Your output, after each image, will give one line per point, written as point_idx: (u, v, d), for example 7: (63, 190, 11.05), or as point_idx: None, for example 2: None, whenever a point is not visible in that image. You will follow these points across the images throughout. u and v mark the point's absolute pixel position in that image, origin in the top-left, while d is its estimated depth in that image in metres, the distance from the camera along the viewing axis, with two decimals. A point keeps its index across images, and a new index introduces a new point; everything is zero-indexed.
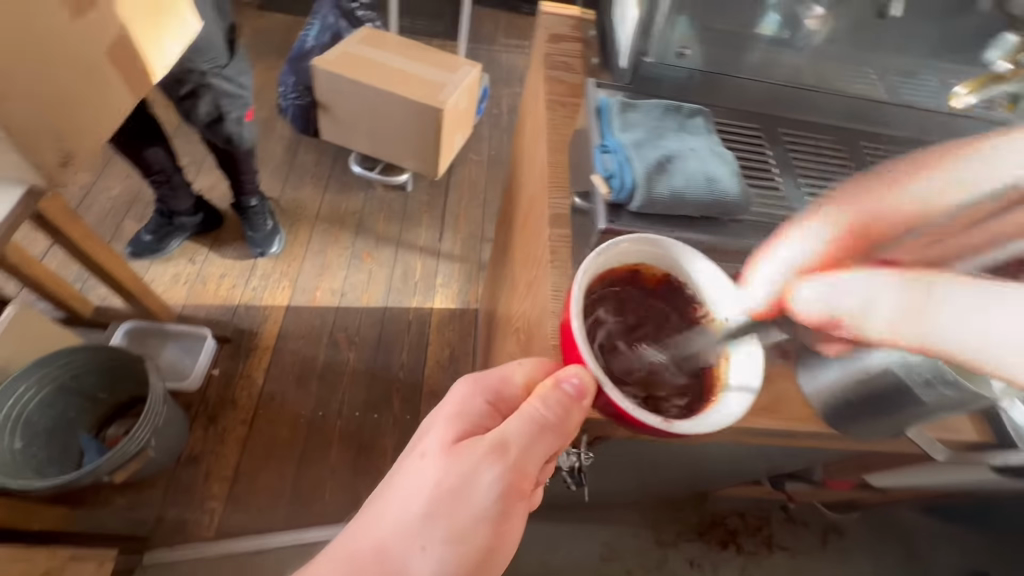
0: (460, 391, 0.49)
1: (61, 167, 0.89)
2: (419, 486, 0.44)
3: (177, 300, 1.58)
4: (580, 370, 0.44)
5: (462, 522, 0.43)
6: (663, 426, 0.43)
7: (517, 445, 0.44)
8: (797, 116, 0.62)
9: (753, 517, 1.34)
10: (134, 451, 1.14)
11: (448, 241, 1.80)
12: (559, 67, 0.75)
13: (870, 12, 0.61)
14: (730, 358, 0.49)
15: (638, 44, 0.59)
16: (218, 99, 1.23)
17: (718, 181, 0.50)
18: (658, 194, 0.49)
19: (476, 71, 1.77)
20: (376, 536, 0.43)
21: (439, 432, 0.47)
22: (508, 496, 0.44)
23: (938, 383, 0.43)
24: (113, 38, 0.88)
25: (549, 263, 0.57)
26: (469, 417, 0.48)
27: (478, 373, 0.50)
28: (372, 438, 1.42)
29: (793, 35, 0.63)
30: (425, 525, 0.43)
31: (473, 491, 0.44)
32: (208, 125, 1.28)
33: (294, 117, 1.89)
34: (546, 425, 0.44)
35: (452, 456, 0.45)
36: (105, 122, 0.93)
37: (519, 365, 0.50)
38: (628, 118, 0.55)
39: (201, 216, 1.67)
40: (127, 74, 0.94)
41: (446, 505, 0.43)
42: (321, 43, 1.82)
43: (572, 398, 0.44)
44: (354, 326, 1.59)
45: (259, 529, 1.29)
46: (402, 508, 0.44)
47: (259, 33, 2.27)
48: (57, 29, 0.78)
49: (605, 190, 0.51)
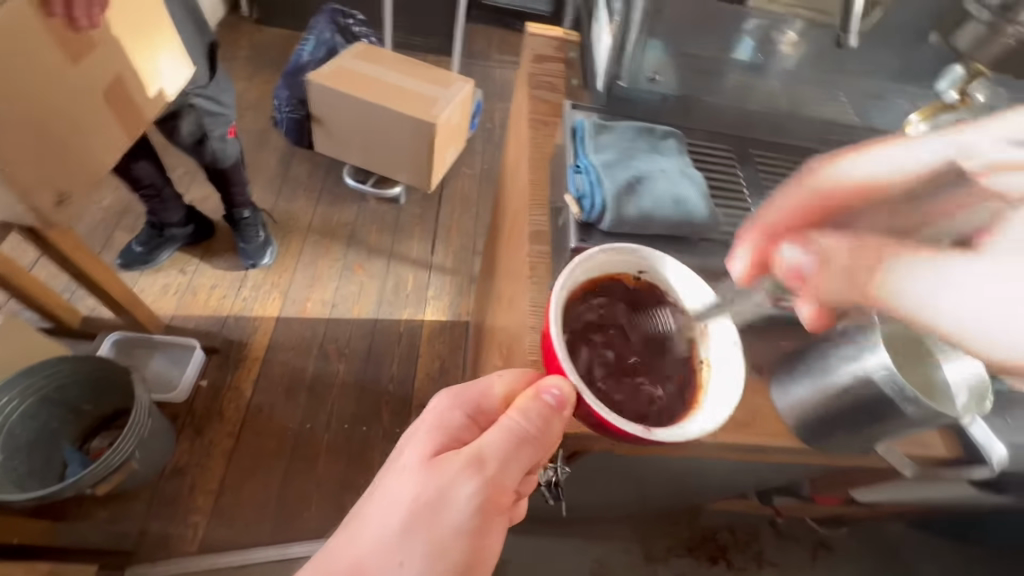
0: (440, 405, 0.50)
1: (57, 207, 0.91)
2: (397, 499, 0.43)
3: (166, 310, 1.58)
4: (560, 381, 0.45)
5: (440, 537, 0.42)
6: (644, 434, 0.43)
7: (496, 457, 0.44)
8: (770, 138, 0.65)
9: (742, 532, 1.33)
10: (117, 463, 1.13)
11: (440, 253, 1.81)
12: (543, 87, 0.77)
13: (829, 41, 0.62)
14: (711, 366, 0.49)
15: (612, 68, 0.61)
16: (199, 118, 1.24)
17: (686, 203, 0.52)
18: (627, 214, 0.50)
19: (469, 87, 1.80)
20: (352, 551, 0.42)
21: (418, 447, 0.47)
22: (487, 510, 0.44)
23: (900, 398, 0.44)
24: (107, 80, 0.91)
25: (527, 278, 0.58)
26: (449, 429, 0.48)
27: (458, 387, 0.50)
28: (360, 452, 1.41)
29: (766, 60, 0.65)
30: (403, 540, 0.42)
31: (452, 505, 0.43)
32: (191, 146, 1.29)
33: (288, 130, 1.90)
34: (525, 436, 0.44)
35: (431, 469, 0.44)
36: (102, 163, 0.96)
37: (499, 377, 0.50)
38: (601, 139, 0.57)
39: (193, 227, 1.68)
40: (123, 117, 0.97)
41: (425, 518, 0.42)
42: (316, 58, 1.84)
43: (552, 408, 0.44)
44: (344, 338, 1.59)
45: (242, 544, 1.27)
46: (379, 521, 0.43)
47: (256, 47, 2.30)
48: (54, 72, 0.82)
49: (576, 210, 0.52)
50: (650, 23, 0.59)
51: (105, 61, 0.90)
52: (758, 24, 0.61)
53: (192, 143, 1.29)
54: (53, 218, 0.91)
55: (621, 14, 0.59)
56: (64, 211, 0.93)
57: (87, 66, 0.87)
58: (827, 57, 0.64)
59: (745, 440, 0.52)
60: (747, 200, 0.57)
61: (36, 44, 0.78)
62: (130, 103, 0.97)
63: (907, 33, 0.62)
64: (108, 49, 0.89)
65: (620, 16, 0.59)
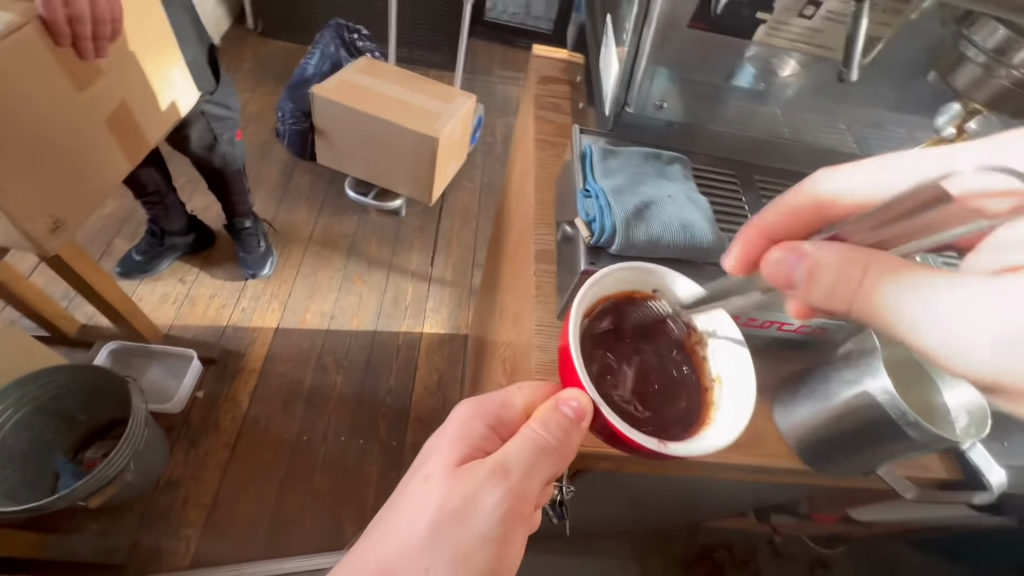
0: (461, 415, 0.50)
1: (51, 234, 0.88)
2: (423, 507, 0.44)
3: (164, 320, 1.57)
4: (579, 394, 0.45)
5: (465, 544, 0.43)
6: (657, 448, 0.43)
7: (518, 467, 0.45)
8: (773, 165, 0.66)
9: (739, 550, 1.33)
10: (112, 475, 1.12)
11: (440, 266, 1.82)
12: (548, 108, 0.78)
13: (832, 76, 0.63)
14: (722, 382, 0.49)
15: (621, 94, 0.63)
16: (209, 125, 1.26)
17: (693, 228, 0.53)
18: (636, 239, 0.51)
19: (471, 102, 1.82)
20: (379, 557, 0.43)
21: (443, 456, 0.48)
22: (511, 519, 0.44)
23: (902, 425, 0.45)
24: (114, 106, 0.91)
25: (534, 297, 0.59)
26: (471, 440, 0.49)
27: (478, 398, 0.51)
28: (356, 465, 1.40)
29: (768, 87, 0.66)
30: (430, 546, 0.43)
31: (477, 513, 0.44)
32: (202, 154, 1.31)
33: (291, 141, 1.92)
34: (546, 447, 0.45)
35: (457, 478, 0.45)
36: (101, 190, 0.95)
37: (519, 390, 0.51)
38: (609, 164, 0.58)
39: (193, 236, 1.68)
40: (124, 144, 0.97)
41: (450, 527, 0.43)
42: (320, 72, 1.86)
43: (570, 420, 0.44)
44: (343, 350, 1.59)
45: (235, 559, 1.25)
46: (407, 529, 0.44)
47: (260, 59, 2.33)
48: (61, 99, 0.81)
49: (587, 233, 0.53)
50: (658, 53, 0.60)
51: (111, 89, 0.90)
52: (757, 52, 0.61)
53: (203, 151, 1.30)
54: (47, 246, 0.88)
55: (631, 45, 0.60)
56: (57, 239, 0.90)
57: (94, 93, 0.86)
58: (829, 88, 0.65)
59: (748, 462, 0.53)
60: None
61: (47, 74, 0.77)
62: (133, 130, 0.97)
63: (907, 66, 0.61)
64: (116, 76, 0.89)
65: (631, 46, 0.61)
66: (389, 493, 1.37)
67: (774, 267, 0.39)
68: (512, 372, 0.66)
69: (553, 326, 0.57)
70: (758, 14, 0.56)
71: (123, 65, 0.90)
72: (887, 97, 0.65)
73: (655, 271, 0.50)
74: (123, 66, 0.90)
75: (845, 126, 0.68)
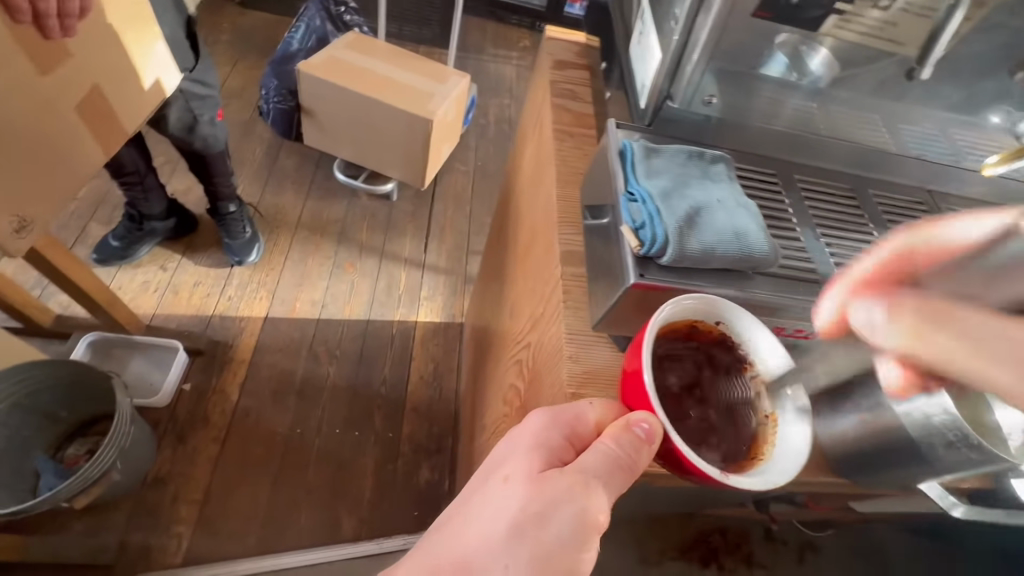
0: (537, 421, 0.47)
1: (15, 235, 0.81)
2: (503, 510, 0.43)
3: (147, 309, 1.50)
4: (649, 416, 0.43)
5: (543, 551, 0.42)
6: (720, 478, 0.42)
7: (596, 481, 0.44)
8: (810, 162, 0.63)
9: (733, 534, 1.25)
10: (97, 475, 1.07)
11: (433, 253, 1.77)
12: (564, 95, 0.74)
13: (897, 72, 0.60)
14: (778, 422, 0.47)
15: (665, 85, 0.59)
16: (188, 103, 1.17)
17: (746, 235, 0.49)
18: (689, 248, 0.48)
19: (466, 82, 1.74)
20: (460, 552, 0.42)
21: (520, 460, 0.46)
22: (588, 531, 0.43)
23: (962, 445, 0.43)
24: (85, 91, 0.83)
25: (562, 303, 0.56)
26: (548, 448, 0.46)
27: (554, 407, 0.48)
28: (352, 457, 1.37)
29: (800, 77, 0.61)
30: (508, 549, 0.42)
31: (556, 521, 0.43)
32: (181, 135, 1.23)
33: (276, 120, 1.82)
34: (622, 465, 0.43)
35: (537, 485, 0.44)
36: (70, 183, 0.86)
37: (591, 403, 0.48)
38: (652, 164, 0.55)
39: (175, 221, 1.59)
40: (99, 132, 0.88)
41: (530, 531, 0.42)
42: (306, 47, 1.76)
43: (641, 441, 0.43)
44: (335, 340, 1.54)
45: (229, 555, 1.21)
46: (486, 528, 0.43)
47: (239, 30, 2.20)
48: (21, 84, 0.73)
49: (634, 242, 0.49)
50: (712, 44, 0.55)
51: (80, 71, 0.81)
52: (788, 38, 0.57)
53: (182, 132, 1.22)
54: (9, 247, 0.80)
55: (680, 33, 0.56)
56: (23, 241, 0.83)
57: (59, 77, 0.78)
58: (892, 87, 0.62)
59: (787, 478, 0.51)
60: (796, 229, 0.56)
61: (5, 53, 0.69)
62: (107, 117, 0.88)
63: (950, 61, 0.58)
64: (87, 57, 0.81)
65: (678, 33, 0.56)
66: (385, 486, 1.34)
67: (860, 318, 0.35)
68: (532, 378, 0.64)
69: (583, 334, 0.54)
70: (833, 5, 0.53)
71: (97, 43, 0.82)
72: (948, 98, 0.63)
73: (724, 306, 0.48)
74: (101, 42, 0.82)
75: (894, 126, 0.64)
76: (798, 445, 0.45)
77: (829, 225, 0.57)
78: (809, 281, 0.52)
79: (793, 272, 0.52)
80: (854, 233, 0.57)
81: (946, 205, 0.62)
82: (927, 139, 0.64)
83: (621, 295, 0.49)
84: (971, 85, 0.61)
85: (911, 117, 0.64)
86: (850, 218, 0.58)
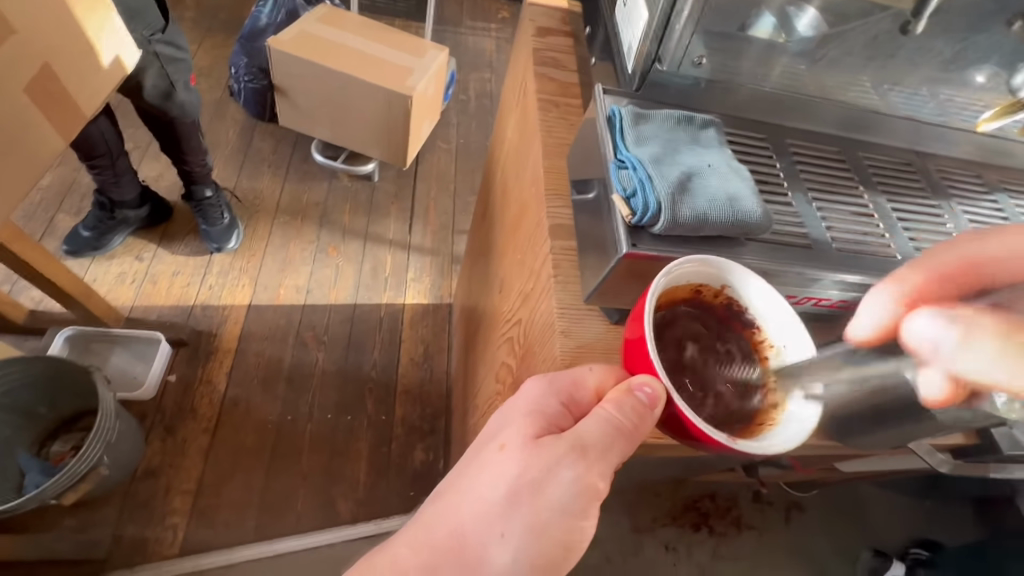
0: (534, 389, 0.47)
1: None
2: (499, 478, 0.43)
3: (124, 301, 1.45)
4: (652, 380, 0.43)
5: (542, 516, 0.42)
6: (728, 442, 0.41)
7: (595, 446, 0.43)
8: (799, 125, 0.62)
9: (723, 499, 1.28)
10: (85, 470, 1.04)
11: (419, 234, 1.74)
12: (548, 64, 0.72)
13: (892, 25, 0.59)
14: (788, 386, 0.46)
15: (652, 48, 0.57)
16: (163, 70, 1.13)
17: (740, 201, 0.48)
18: (681, 215, 0.47)
19: (445, 55, 1.69)
20: (454, 523, 0.42)
21: (517, 427, 0.45)
22: (586, 497, 0.43)
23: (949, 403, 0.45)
24: (34, 73, 0.76)
25: (552, 277, 0.56)
26: (546, 415, 0.46)
27: (550, 375, 0.48)
28: (346, 442, 1.36)
29: (789, 39, 0.60)
30: (504, 515, 0.42)
31: (554, 485, 0.42)
32: (157, 103, 1.19)
33: (248, 101, 1.78)
34: (623, 431, 0.43)
35: (534, 450, 0.43)
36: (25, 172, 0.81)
37: (590, 370, 0.48)
38: (641, 130, 0.53)
39: (148, 209, 1.54)
40: (53, 118, 0.82)
41: (528, 497, 0.42)
42: (276, 23, 1.68)
43: (644, 406, 0.42)
44: (323, 325, 1.52)
45: (226, 544, 1.20)
46: (479, 497, 0.43)
47: (203, 8, 2.10)
48: None
49: (626, 211, 0.48)
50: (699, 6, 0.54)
51: (28, 48, 0.74)
52: None
53: (157, 99, 1.18)
54: None
55: None
56: None
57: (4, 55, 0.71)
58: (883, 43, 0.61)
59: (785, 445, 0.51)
60: (787, 194, 0.55)
61: None
62: (61, 100, 0.82)
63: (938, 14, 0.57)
64: (32, 33, 0.74)
65: None
66: (380, 469, 1.34)
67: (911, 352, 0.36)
68: (524, 355, 0.63)
69: (576, 308, 0.54)
70: None
71: (46, 13, 0.75)
72: (941, 55, 0.62)
73: (725, 267, 0.48)
74: (58, 19, 0.76)
75: (882, 87, 0.64)
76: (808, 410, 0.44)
77: (821, 190, 0.57)
78: (801, 246, 0.52)
79: (787, 238, 0.52)
80: (844, 197, 0.56)
81: (934, 166, 0.62)
82: (917, 99, 0.64)
83: (613, 266, 0.48)
84: (962, 40, 0.60)
85: (900, 78, 0.64)
86: (841, 183, 0.57)
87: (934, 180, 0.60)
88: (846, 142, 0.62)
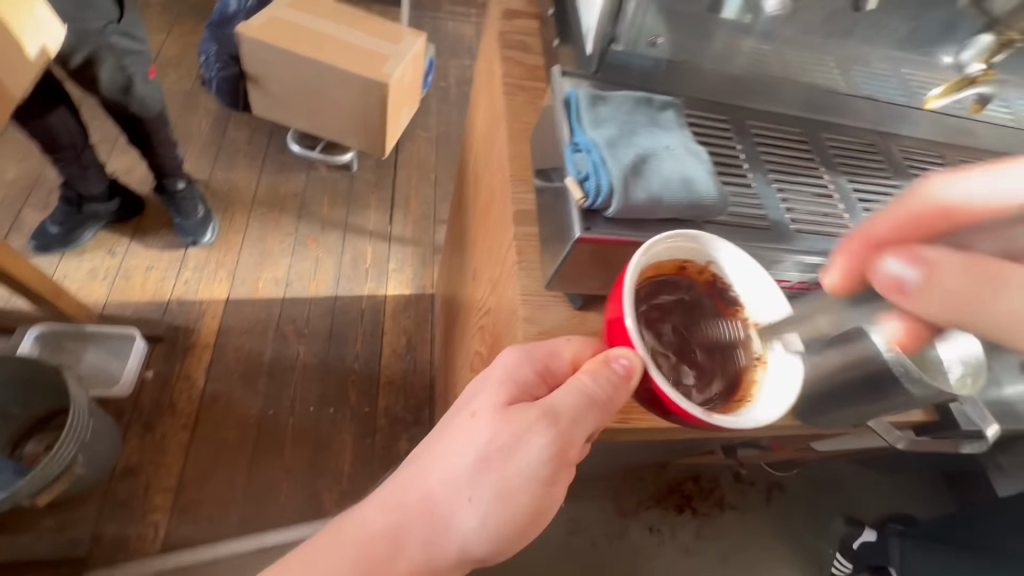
0: (509, 358, 0.46)
1: None
2: (468, 445, 0.43)
3: (97, 298, 1.42)
4: (629, 351, 0.42)
5: (510, 484, 0.42)
6: (703, 416, 0.40)
7: (568, 415, 0.43)
8: (761, 106, 0.61)
9: (705, 480, 1.29)
10: (59, 471, 1.03)
11: (400, 223, 1.72)
12: (515, 47, 0.71)
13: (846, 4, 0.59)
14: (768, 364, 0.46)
15: (608, 28, 0.56)
16: (120, 61, 1.10)
17: (695, 183, 0.48)
18: (635, 198, 0.46)
19: (421, 41, 1.65)
20: (423, 489, 0.44)
21: (489, 394, 0.45)
22: (557, 464, 0.43)
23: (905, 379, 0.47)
24: None
25: (516, 264, 0.55)
26: (520, 384, 0.45)
27: (525, 345, 0.47)
28: (329, 434, 1.35)
29: (755, 19, 0.60)
30: (473, 482, 0.42)
31: (524, 451, 0.42)
32: (116, 98, 1.15)
33: (220, 91, 1.70)
34: (596, 401, 0.42)
35: (506, 417, 0.43)
36: None
37: (568, 341, 0.48)
38: (598, 112, 0.52)
39: (119, 202, 1.50)
40: None
41: (497, 463, 0.42)
42: (245, 9, 1.64)
43: (619, 377, 0.41)
44: (304, 318, 1.50)
45: (209, 538, 1.20)
46: (449, 464, 0.43)
47: None
48: None
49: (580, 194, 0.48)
50: None
51: None
52: None
53: (116, 93, 1.14)
54: None
55: None
56: None
57: None
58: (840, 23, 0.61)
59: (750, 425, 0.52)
60: (747, 175, 0.55)
61: None
62: None
63: None
64: None
65: None
66: (365, 460, 1.34)
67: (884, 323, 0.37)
68: (492, 343, 0.63)
69: (540, 294, 0.54)
70: None
71: None
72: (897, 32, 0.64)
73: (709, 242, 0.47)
74: None
75: (844, 67, 0.64)
76: (785, 388, 0.44)
77: (781, 171, 0.57)
78: (759, 228, 0.52)
79: (744, 219, 0.52)
80: (803, 179, 0.56)
81: (897, 146, 0.63)
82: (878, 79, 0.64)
83: (569, 250, 0.48)
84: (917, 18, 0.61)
85: (862, 58, 0.64)
86: (801, 166, 0.57)
87: (895, 160, 0.61)
88: (808, 123, 0.62)
